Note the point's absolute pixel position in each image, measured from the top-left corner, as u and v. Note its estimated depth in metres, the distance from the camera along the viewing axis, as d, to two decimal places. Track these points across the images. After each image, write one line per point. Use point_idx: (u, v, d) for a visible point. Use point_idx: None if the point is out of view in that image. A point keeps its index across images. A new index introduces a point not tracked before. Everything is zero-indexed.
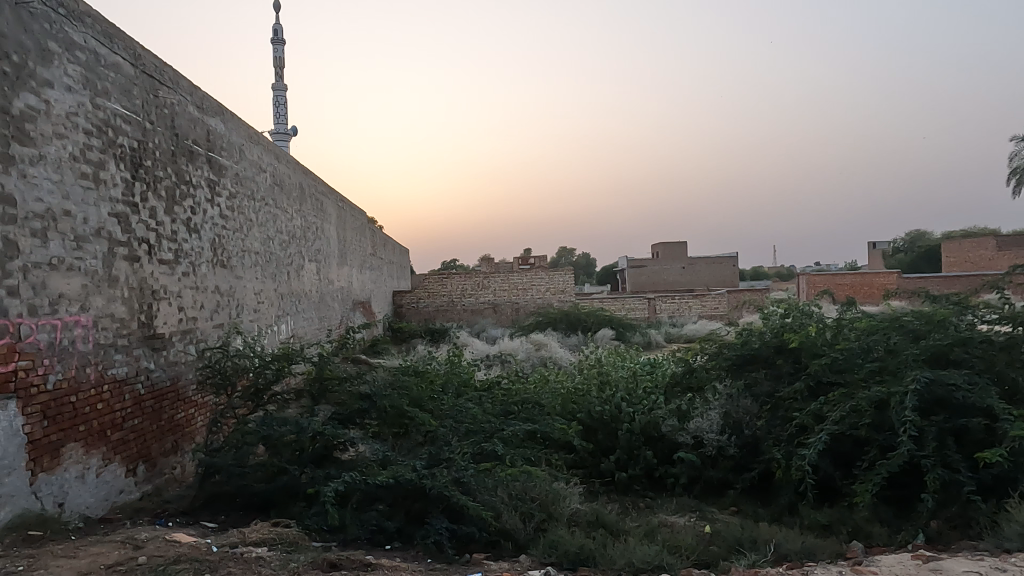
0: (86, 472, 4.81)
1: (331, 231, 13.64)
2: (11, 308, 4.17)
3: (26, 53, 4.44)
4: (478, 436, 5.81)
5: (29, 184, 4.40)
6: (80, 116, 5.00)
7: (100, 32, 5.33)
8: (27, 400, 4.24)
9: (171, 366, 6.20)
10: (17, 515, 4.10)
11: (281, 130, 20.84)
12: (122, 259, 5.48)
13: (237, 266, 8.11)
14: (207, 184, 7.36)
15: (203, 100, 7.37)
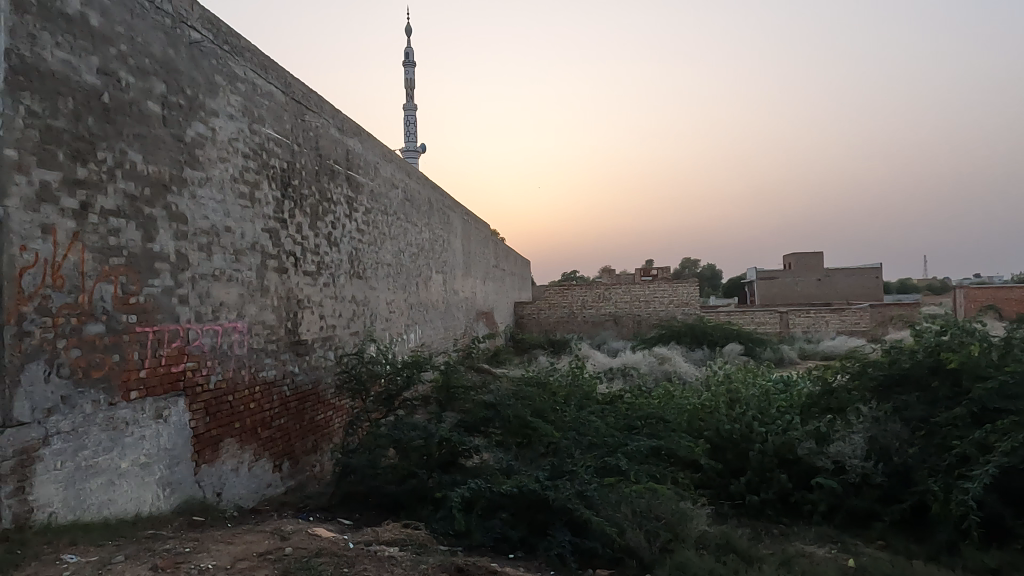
0: (240, 465, 5.27)
1: (457, 244, 14.11)
2: (182, 314, 4.66)
3: (198, 86, 4.98)
4: (602, 450, 5.73)
5: (197, 204, 4.91)
6: (240, 141, 5.53)
7: (258, 64, 5.87)
8: (193, 397, 4.72)
9: (312, 370, 6.66)
10: (184, 501, 4.55)
11: (412, 148, 21.87)
12: (273, 270, 5.98)
13: (372, 277, 8.59)
14: (346, 201, 7.87)
15: (344, 122, 7.90)
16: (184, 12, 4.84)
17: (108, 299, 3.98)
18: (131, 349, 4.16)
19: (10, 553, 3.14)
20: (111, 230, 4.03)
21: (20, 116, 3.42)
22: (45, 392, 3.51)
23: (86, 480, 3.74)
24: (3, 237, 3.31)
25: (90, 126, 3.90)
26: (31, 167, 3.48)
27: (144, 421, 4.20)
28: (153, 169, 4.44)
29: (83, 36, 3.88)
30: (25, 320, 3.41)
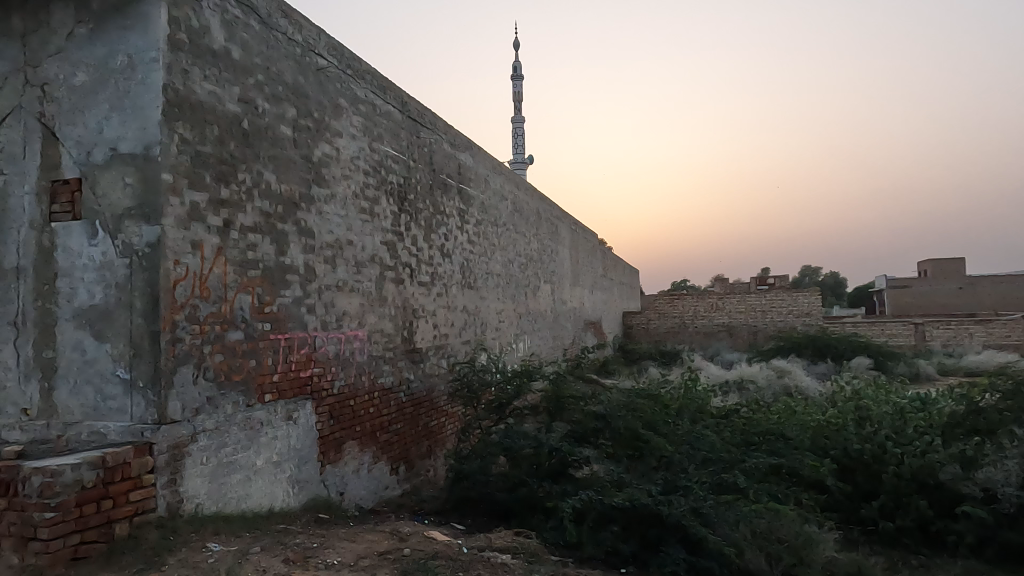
0: (361, 467, 5.54)
1: (565, 253, 14.13)
2: (310, 323, 4.98)
3: (324, 109, 5.33)
4: (718, 466, 5.52)
5: (324, 219, 5.23)
6: (361, 158, 5.85)
7: (377, 86, 6.19)
8: (319, 401, 5.02)
9: (427, 378, 6.89)
10: (311, 498, 4.84)
11: (520, 160, 22.19)
12: (391, 281, 6.26)
13: (483, 287, 8.78)
14: (458, 213, 8.11)
15: (456, 137, 8.16)
16: (312, 41, 5.20)
17: (246, 308, 4.32)
18: (266, 354, 4.49)
19: (164, 538, 3.46)
20: (249, 245, 4.37)
21: (174, 143, 3.79)
22: (194, 393, 3.85)
23: (227, 475, 4.06)
24: (160, 253, 3.67)
25: (231, 150, 4.26)
26: (183, 189, 3.84)
27: (276, 422, 4.52)
28: (285, 188, 4.78)
29: (226, 69, 4.25)
30: (178, 327, 3.76)
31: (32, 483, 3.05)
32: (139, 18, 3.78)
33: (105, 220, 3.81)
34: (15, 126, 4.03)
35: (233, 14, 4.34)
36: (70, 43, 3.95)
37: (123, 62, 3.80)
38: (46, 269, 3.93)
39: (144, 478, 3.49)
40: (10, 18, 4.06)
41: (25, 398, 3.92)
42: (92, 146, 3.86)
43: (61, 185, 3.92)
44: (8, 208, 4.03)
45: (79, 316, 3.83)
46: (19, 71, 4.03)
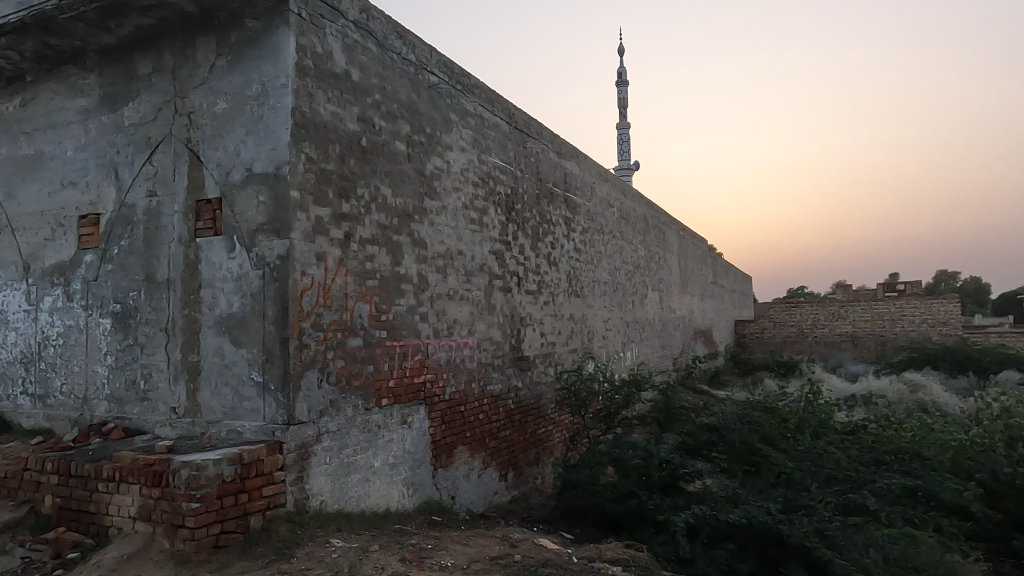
0: (471, 471, 5.65)
1: (673, 260, 13.80)
2: (423, 330, 5.16)
3: (436, 125, 5.53)
4: (844, 485, 5.16)
5: (435, 230, 5.42)
6: (471, 170, 6.01)
7: (485, 99, 6.34)
8: (431, 406, 5.18)
9: (534, 385, 6.94)
10: (424, 501, 5.00)
11: (626, 166, 21.93)
12: (499, 290, 6.37)
13: (589, 295, 8.74)
14: (565, 221, 8.13)
15: (562, 146, 8.20)
16: (425, 59, 5.42)
17: (365, 316, 4.54)
18: (383, 360, 4.69)
19: (292, 532, 3.68)
20: (368, 255, 4.60)
21: (301, 162, 4.07)
22: (319, 396, 4.09)
23: (348, 475, 4.28)
24: (289, 264, 3.94)
25: (352, 167, 4.50)
26: (309, 204, 4.11)
27: (392, 425, 4.71)
28: (400, 201, 4.99)
29: (347, 90, 4.51)
30: (304, 333, 4.02)
31: (181, 475, 3.36)
32: (272, 48, 4.09)
33: (241, 235, 4.14)
34: (167, 152, 4.47)
35: (353, 38, 4.60)
36: (212, 74, 4.32)
37: (257, 89, 4.12)
38: (192, 281, 4.32)
39: (275, 474, 3.74)
40: (163, 55, 4.52)
41: (174, 397, 4.32)
42: (231, 167, 4.20)
43: (205, 204, 4.30)
44: (160, 226, 4.47)
45: (219, 323, 4.18)
46: (170, 102, 4.48)
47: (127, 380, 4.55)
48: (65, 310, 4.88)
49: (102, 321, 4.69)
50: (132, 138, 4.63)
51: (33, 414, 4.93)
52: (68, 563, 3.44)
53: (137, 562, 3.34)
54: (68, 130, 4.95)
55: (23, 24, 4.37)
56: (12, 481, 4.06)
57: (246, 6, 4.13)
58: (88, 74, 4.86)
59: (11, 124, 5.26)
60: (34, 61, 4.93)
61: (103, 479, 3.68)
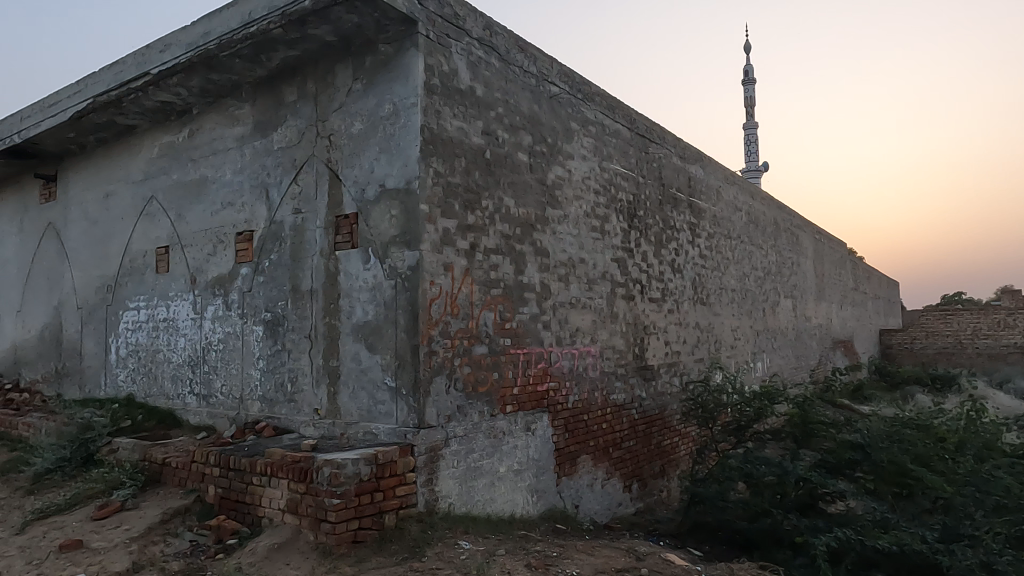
0: (595, 481, 5.61)
1: (808, 265, 12.99)
2: (545, 339, 5.20)
3: (557, 134, 5.58)
4: (1016, 515, 4.59)
5: (558, 239, 5.45)
6: (592, 178, 6.01)
7: (606, 106, 6.32)
8: (555, 414, 5.20)
9: (659, 396, 6.78)
10: (548, 508, 5.02)
11: (754, 167, 20.94)
12: (622, 298, 6.29)
13: (716, 303, 8.42)
14: (689, 227, 7.90)
15: (686, 150, 7.99)
16: (546, 71, 5.49)
17: (490, 325, 4.65)
18: (507, 368, 4.78)
19: (423, 532, 3.83)
20: (492, 265, 4.72)
21: (430, 176, 4.25)
22: (447, 401, 4.24)
23: (475, 479, 4.39)
24: (419, 275, 4.13)
25: (477, 179, 4.64)
26: (437, 217, 4.28)
27: (517, 432, 4.78)
28: (523, 211, 5.08)
29: (471, 105, 4.67)
30: (433, 341, 4.18)
31: (323, 473, 3.60)
32: (402, 70, 4.32)
33: (375, 247, 4.38)
34: (310, 172, 4.83)
35: (477, 55, 4.76)
36: (349, 97, 4.62)
37: (389, 110, 4.37)
38: (332, 291, 4.63)
39: (407, 475, 3.92)
40: (307, 83, 4.90)
41: (317, 399, 4.64)
42: (366, 184, 4.47)
43: (343, 219, 4.61)
44: (304, 241, 4.84)
45: (356, 331, 4.45)
46: (312, 126, 4.84)
47: (276, 383, 4.95)
48: (225, 319, 5.39)
49: (254, 328, 5.14)
50: (280, 160, 5.05)
51: (199, 412, 5.48)
52: (228, 548, 3.78)
53: (286, 551, 3.61)
54: (227, 156, 5.49)
55: (190, 63, 4.90)
56: (182, 471, 4.54)
57: (379, 32, 4.39)
58: (243, 105, 5.36)
59: (181, 153, 5.92)
60: (199, 95, 5.51)
61: (257, 473, 4.01)
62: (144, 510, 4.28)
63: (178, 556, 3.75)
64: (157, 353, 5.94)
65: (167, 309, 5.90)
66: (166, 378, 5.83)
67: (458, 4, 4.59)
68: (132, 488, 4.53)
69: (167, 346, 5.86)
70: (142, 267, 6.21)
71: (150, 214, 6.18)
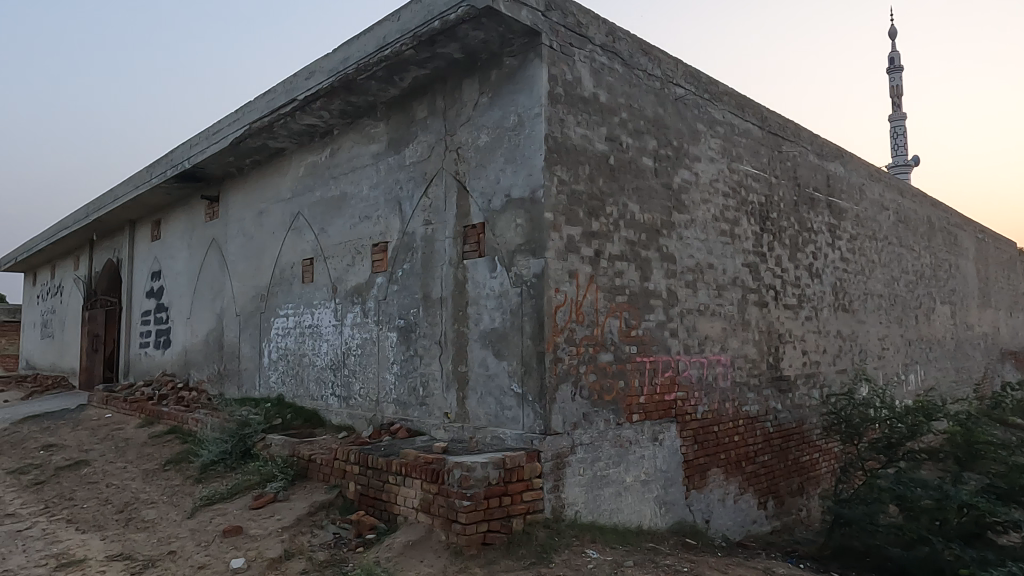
0: (727, 496, 5.38)
1: (969, 268, 11.72)
2: (673, 347, 5.06)
3: (683, 137, 5.44)
4: None
5: (684, 244, 5.31)
6: (721, 180, 5.80)
7: (735, 105, 6.08)
8: (683, 425, 5.05)
9: (796, 408, 6.39)
10: (677, 522, 4.88)
11: (902, 162, 19.24)
12: (754, 304, 6.01)
13: (860, 310, 7.81)
14: (828, 228, 7.40)
15: (824, 147, 7.51)
16: (671, 72, 5.37)
17: (615, 332, 4.60)
18: (633, 376, 4.70)
19: (550, 538, 3.84)
20: (617, 272, 4.67)
21: (554, 184, 4.29)
22: (573, 408, 4.24)
23: (601, 488, 4.35)
24: (544, 282, 4.17)
25: (601, 186, 4.63)
26: (562, 225, 4.31)
27: (643, 442, 4.69)
28: (648, 216, 5.00)
29: (595, 112, 4.66)
30: (559, 348, 4.20)
31: (454, 475, 3.72)
32: (527, 81, 4.40)
33: (502, 256, 4.48)
34: (439, 184, 5.04)
35: (600, 61, 4.75)
36: (476, 111, 4.77)
37: (514, 121, 4.46)
38: (460, 299, 4.78)
39: (534, 481, 3.96)
40: (436, 99, 5.12)
41: (447, 403, 4.81)
42: (492, 194, 4.58)
43: (470, 229, 4.75)
44: (435, 250, 5.04)
45: (484, 337, 4.56)
46: (442, 140, 5.04)
47: (409, 387, 5.18)
48: (362, 325, 5.73)
49: (389, 334, 5.42)
50: (412, 174, 5.31)
51: (340, 412, 5.86)
52: (367, 542, 4.00)
53: (419, 548, 3.76)
54: (364, 172, 5.84)
55: (332, 87, 5.28)
56: (326, 468, 4.86)
57: (504, 46, 4.50)
58: (378, 123, 5.69)
59: (323, 172, 6.38)
60: (339, 117, 5.92)
61: (392, 472, 4.22)
62: (294, 502, 4.63)
63: (323, 546, 4.02)
64: (303, 357, 6.42)
65: (312, 317, 6.36)
66: (311, 380, 6.28)
67: (581, 12, 4.61)
68: (284, 481, 4.92)
69: (312, 351, 6.32)
70: (291, 277, 6.74)
71: (296, 229, 6.70)
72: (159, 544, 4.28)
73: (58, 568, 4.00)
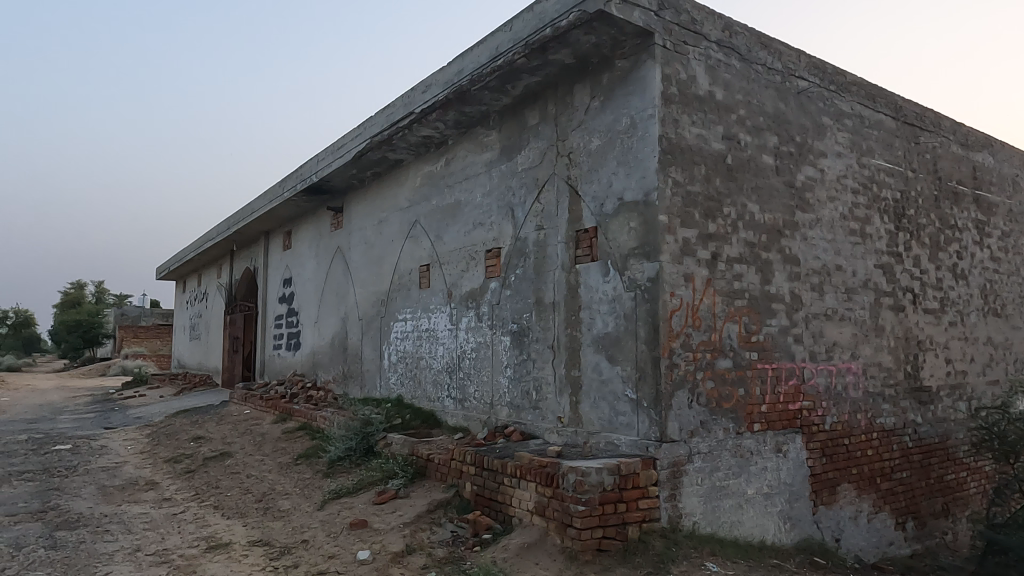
0: (860, 514, 5.02)
1: None
2: (797, 353, 4.80)
3: (807, 132, 5.16)
4: None
5: (810, 245, 5.02)
6: (849, 177, 5.45)
7: (866, 96, 5.68)
8: (810, 436, 4.77)
9: (940, 422, 5.87)
10: (803, 539, 4.61)
11: None
12: (889, 309, 5.58)
13: (1015, 315, 7.05)
14: (976, 225, 6.74)
15: (969, 136, 6.85)
16: (793, 65, 5.11)
17: (734, 337, 4.43)
18: (754, 384, 4.50)
19: (667, 548, 3.75)
20: (736, 275, 4.50)
21: (669, 186, 4.21)
22: (690, 416, 4.13)
23: (721, 499, 4.20)
24: (659, 286, 4.09)
25: (718, 186, 4.48)
26: (677, 227, 4.21)
27: (766, 452, 4.48)
28: (769, 217, 4.78)
29: (711, 111, 4.52)
30: (675, 353, 4.10)
31: (569, 479, 3.72)
32: (639, 83, 4.35)
33: (615, 260, 4.44)
34: (551, 190, 5.07)
35: (716, 58, 4.61)
36: (588, 115, 4.77)
37: (627, 123, 4.42)
38: (573, 303, 4.78)
39: (650, 488, 3.89)
40: (548, 105, 5.16)
41: (560, 408, 4.82)
42: (605, 198, 4.56)
43: (583, 233, 4.75)
44: (547, 255, 5.08)
45: (597, 342, 4.54)
46: (553, 146, 5.08)
47: (522, 391, 5.24)
48: (477, 329, 5.87)
49: (502, 338, 5.52)
50: (524, 180, 5.38)
51: (455, 414, 6.03)
52: (483, 542, 4.08)
53: (535, 551, 3.79)
54: (477, 179, 5.99)
55: (447, 99, 5.46)
56: (443, 467, 5.02)
57: (616, 48, 4.47)
58: (491, 132, 5.82)
59: (439, 181, 6.60)
60: (454, 127, 6.11)
61: (507, 474, 4.29)
62: (414, 499, 4.81)
63: (441, 543, 4.14)
64: (420, 360, 6.67)
65: (429, 321, 6.59)
66: (428, 382, 6.51)
67: (696, 9, 4.50)
68: (404, 479, 5.12)
69: (429, 354, 6.55)
70: (409, 283, 7.02)
71: (414, 236, 6.98)
72: (294, 533, 4.59)
73: (208, 549, 4.39)
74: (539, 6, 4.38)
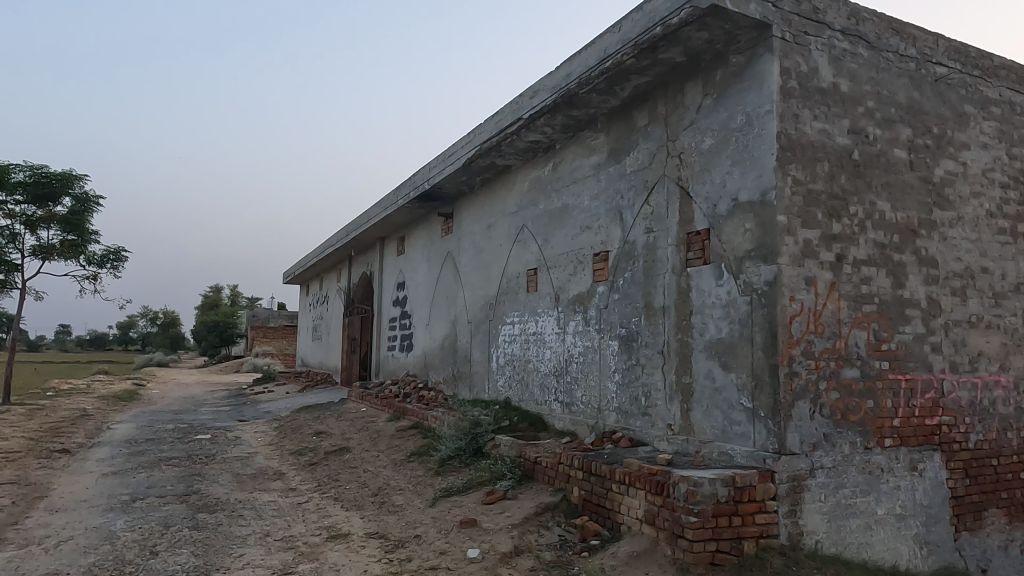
0: (1011, 544, 4.52)
1: None
2: (935, 363, 4.40)
3: (946, 122, 4.74)
4: None
5: (950, 245, 4.60)
6: (997, 170, 4.94)
7: (1017, 79, 5.14)
8: (951, 455, 4.36)
9: None
10: (943, 566, 4.21)
11: None
12: None
13: None
14: None
15: None
16: (929, 50, 4.71)
17: (862, 345, 4.14)
18: (885, 396, 4.17)
19: (787, 566, 3.55)
20: (864, 278, 4.20)
21: (788, 185, 4.00)
22: (811, 428, 3.89)
23: (846, 518, 3.93)
24: (778, 290, 3.89)
25: (843, 184, 4.21)
26: (797, 228, 4.00)
27: (899, 470, 4.14)
28: (902, 215, 4.42)
29: (835, 104, 4.26)
30: (794, 361, 3.89)
31: (681, 489, 3.61)
32: (756, 78, 4.17)
33: (729, 262, 4.27)
34: (661, 192, 4.96)
35: (841, 47, 4.33)
36: (700, 113, 4.63)
37: (742, 121, 4.25)
38: (684, 307, 4.65)
39: (768, 503, 3.69)
40: (658, 106, 5.06)
41: (670, 415, 4.70)
42: (718, 199, 4.39)
43: (694, 235, 4.61)
44: (657, 259, 4.97)
45: (710, 348, 4.38)
46: (663, 147, 4.97)
47: (631, 396, 5.16)
48: (585, 333, 5.84)
49: (610, 343, 5.46)
50: (633, 183, 5.30)
51: (563, 418, 6.02)
52: (591, 548, 4.05)
53: (644, 560, 3.70)
54: (585, 182, 5.97)
55: (555, 103, 5.49)
56: (551, 471, 5.02)
57: (731, 43, 4.31)
58: (599, 134, 5.78)
59: (546, 185, 6.64)
60: (562, 131, 6.13)
61: (616, 481, 4.23)
62: (522, 501, 4.85)
63: (550, 547, 4.14)
64: (528, 363, 6.72)
65: (536, 324, 6.64)
66: (536, 385, 6.55)
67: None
68: (512, 480, 5.17)
69: (536, 357, 6.59)
70: (516, 287, 7.10)
71: (522, 240, 7.06)
72: (407, 528, 4.76)
73: (329, 538, 4.64)
74: (649, 5, 4.30)
